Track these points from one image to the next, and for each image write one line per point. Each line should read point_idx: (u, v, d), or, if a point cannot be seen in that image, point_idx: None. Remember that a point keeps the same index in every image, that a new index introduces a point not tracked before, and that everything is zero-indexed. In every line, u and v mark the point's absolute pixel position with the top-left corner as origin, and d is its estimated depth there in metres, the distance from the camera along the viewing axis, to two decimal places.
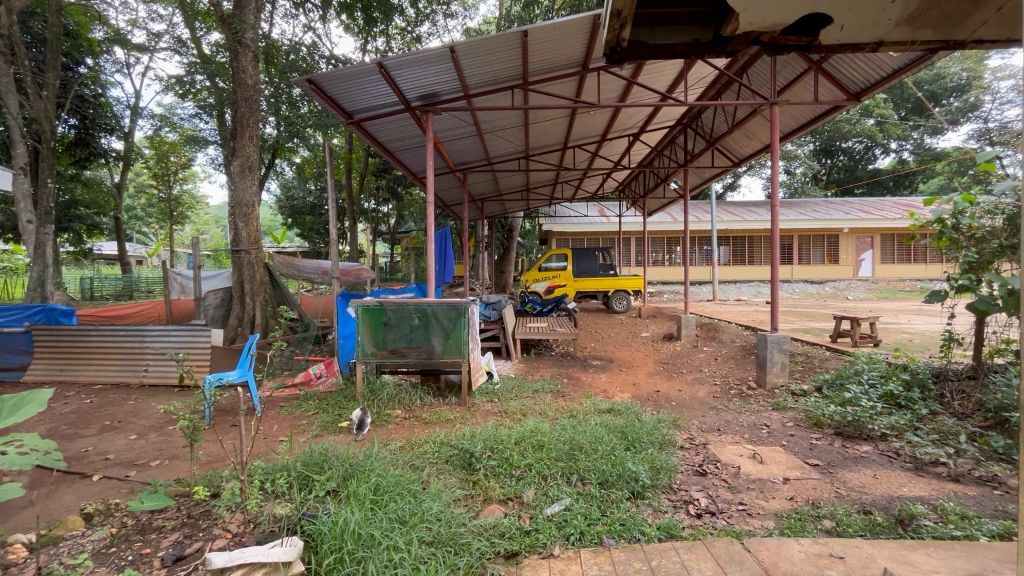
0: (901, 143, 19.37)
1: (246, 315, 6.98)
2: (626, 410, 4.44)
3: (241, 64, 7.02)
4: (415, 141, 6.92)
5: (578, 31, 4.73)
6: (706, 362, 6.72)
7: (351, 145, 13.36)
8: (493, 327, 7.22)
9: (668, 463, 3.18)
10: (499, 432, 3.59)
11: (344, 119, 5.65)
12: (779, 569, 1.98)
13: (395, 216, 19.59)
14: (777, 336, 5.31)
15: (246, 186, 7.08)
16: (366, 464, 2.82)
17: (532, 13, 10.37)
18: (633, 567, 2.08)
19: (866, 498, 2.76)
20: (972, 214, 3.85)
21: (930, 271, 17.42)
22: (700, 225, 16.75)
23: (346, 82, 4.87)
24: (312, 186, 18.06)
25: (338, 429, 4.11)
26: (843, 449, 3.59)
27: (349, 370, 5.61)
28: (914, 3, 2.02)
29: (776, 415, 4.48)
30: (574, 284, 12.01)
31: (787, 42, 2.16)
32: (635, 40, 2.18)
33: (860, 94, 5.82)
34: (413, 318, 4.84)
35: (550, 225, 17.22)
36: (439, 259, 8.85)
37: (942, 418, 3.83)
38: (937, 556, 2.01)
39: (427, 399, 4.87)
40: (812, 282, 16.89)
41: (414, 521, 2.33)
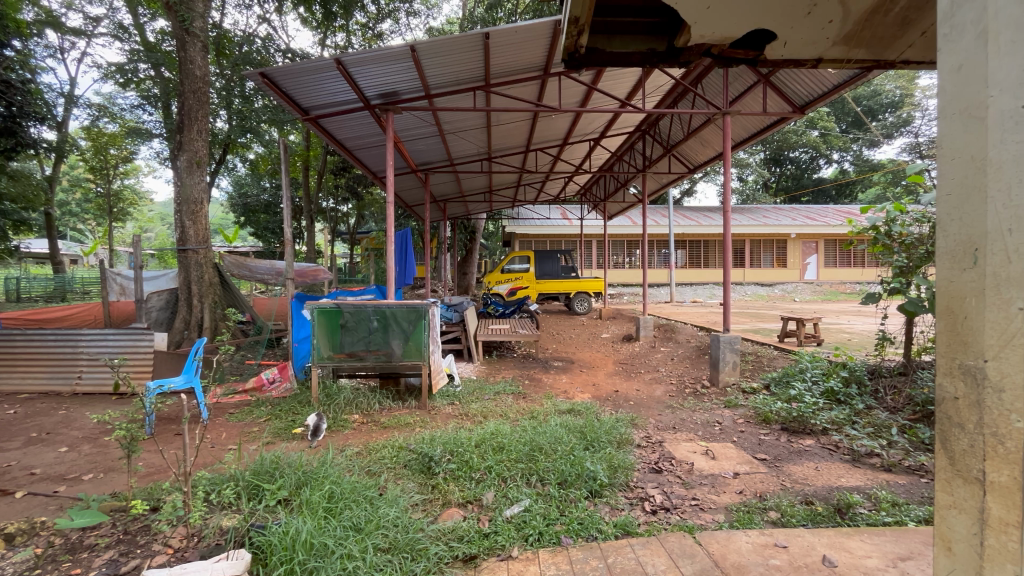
0: (842, 154, 20.67)
1: (194, 318, 6.62)
2: (586, 410, 4.51)
3: (188, 54, 6.68)
4: (375, 139, 6.79)
5: (540, 35, 4.77)
6: (663, 362, 6.93)
7: (309, 142, 12.98)
8: (455, 329, 7.18)
9: (625, 461, 3.25)
10: (459, 435, 3.56)
11: (299, 115, 5.47)
12: (728, 560, 2.06)
13: (355, 216, 19.12)
14: (729, 337, 5.53)
15: (194, 182, 6.73)
16: (321, 471, 2.74)
17: (496, 15, 10.42)
18: (590, 565, 2.11)
19: (808, 489, 2.92)
20: (902, 222, 4.16)
21: (866, 274, 18.73)
22: (658, 229, 17.27)
23: (301, 77, 4.71)
24: (267, 183, 17.39)
25: (292, 435, 3.96)
26: (788, 443, 3.78)
27: (304, 375, 5.43)
28: (849, 24, 2.16)
29: (728, 412, 4.67)
30: (536, 285, 12.10)
31: (735, 56, 2.26)
32: (594, 48, 2.21)
33: (804, 107, 6.15)
34: (372, 321, 4.74)
35: (513, 227, 17.32)
36: (400, 260, 8.67)
37: (876, 412, 4.09)
38: (870, 542, 2.15)
39: (386, 402, 4.78)
40: (762, 284, 17.77)
41: (370, 527, 2.28)
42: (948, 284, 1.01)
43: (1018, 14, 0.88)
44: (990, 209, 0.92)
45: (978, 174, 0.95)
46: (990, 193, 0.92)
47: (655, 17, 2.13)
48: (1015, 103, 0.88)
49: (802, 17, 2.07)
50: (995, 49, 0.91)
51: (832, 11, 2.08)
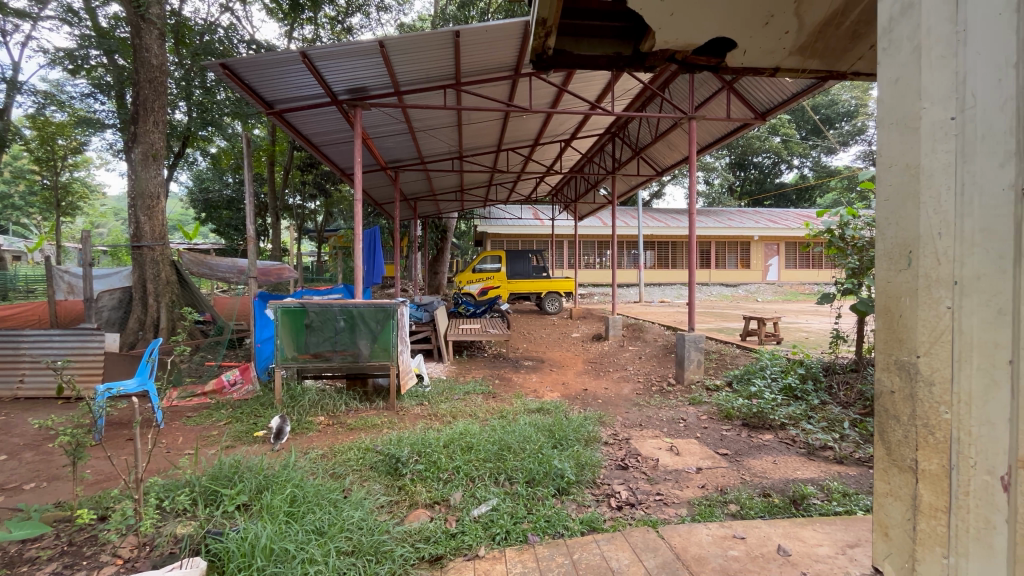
0: (802, 160, 21.54)
1: (149, 318, 6.33)
2: (555, 409, 4.55)
3: (144, 42, 6.38)
4: (343, 136, 6.66)
5: (510, 35, 4.77)
6: (631, 361, 7.06)
7: (274, 137, 12.62)
8: (425, 329, 7.13)
9: (593, 459, 3.31)
10: (427, 435, 3.54)
11: (263, 109, 5.32)
12: (688, 553, 2.11)
13: (322, 213, 18.68)
14: (693, 336, 5.68)
15: (150, 176, 6.43)
16: (283, 474, 2.68)
17: (468, 14, 10.39)
18: (556, 562, 2.13)
19: (766, 482, 3.03)
20: (854, 226, 4.39)
21: (823, 275, 19.62)
22: (627, 230, 17.58)
23: (265, 70, 4.58)
24: (229, 178, 16.80)
25: (253, 438, 3.85)
26: (748, 438, 3.91)
27: (267, 376, 5.30)
28: (804, 36, 2.25)
29: (692, 409, 4.79)
30: (508, 285, 12.12)
31: (698, 62, 2.33)
32: (561, 50, 2.23)
33: (765, 114, 6.36)
34: (338, 320, 4.65)
35: (485, 227, 17.31)
36: (368, 259, 8.50)
37: (830, 407, 4.28)
38: (823, 531, 2.25)
39: (352, 403, 4.70)
40: (727, 285, 18.34)
41: (333, 531, 2.24)
42: (887, 285, 1.02)
43: (948, 31, 0.88)
44: (923, 213, 0.93)
45: (913, 182, 0.95)
46: (922, 198, 0.93)
47: (621, 22, 2.17)
48: (945, 115, 0.88)
49: (760, 27, 2.14)
50: (929, 62, 0.90)
51: (788, 23, 2.16)
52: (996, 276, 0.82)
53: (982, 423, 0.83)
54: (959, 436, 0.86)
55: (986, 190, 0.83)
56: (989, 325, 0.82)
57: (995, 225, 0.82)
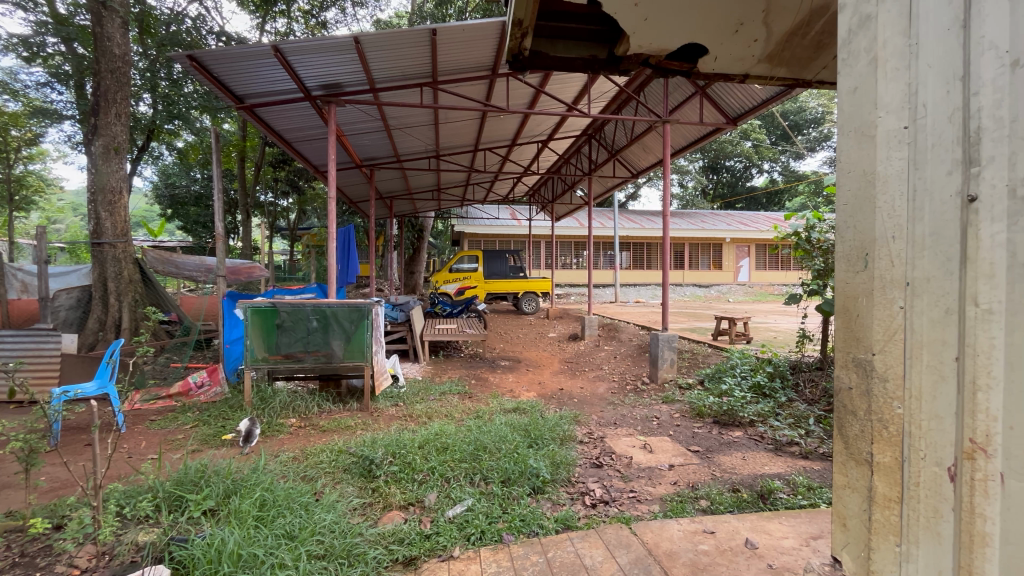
0: (772, 165, 22.18)
1: (110, 318, 6.07)
2: (531, 408, 4.57)
3: (105, 30, 6.12)
4: (317, 132, 6.54)
5: (487, 35, 4.76)
6: (606, 360, 7.14)
7: (244, 132, 12.28)
8: (400, 329, 7.06)
9: (568, 458, 3.33)
10: (402, 436, 3.51)
11: (232, 103, 5.18)
12: (660, 548, 2.15)
13: (294, 211, 18.29)
14: (667, 335, 5.78)
15: (112, 170, 6.17)
16: (252, 479, 2.61)
17: (445, 12, 10.35)
18: (530, 560, 2.13)
19: (735, 477, 3.12)
20: (820, 230, 4.55)
21: (791, 276, 20.27)
22: (603, 232, 17.78)
23: (236, 63, 4.45)
24: (197, 174, 16.26)
25: (221, 442, 3.74)
26: (719, 435, 4.01)
27: (236, 377, 5.15)
28: (771, 44, 2.32)
29: (665, 407, 4.88)
30: (484, 285, 12.10)
31: (671, 67, 2.39)
32: (538, 51, 2.25)
33: (736, 119, 6.53)
34: (311, 320, 4.56)
35: (462, 226, 17.25)
36: (342, 258, 8.33)
37: (797, 404, 4.43)
38: (787, 523, 2.33)
39: (325, 405, 4.61)
40: (700, 286, 18.75)
41: (304, 534, 2.20)
42: (844, 286, 1.04)
43: (901, 44, 0.90)
44: (877, 217, 0.95)
45: (868, 187, 0.97)
46: (877, 202, 0.95)
47: (597, 25, 2.19)
48: (898, 123, 0.91)
49: (730, 35, 2.20)
50: (884, 73, 0.93)
51: (757, 31, 2.22)
52: (944, 278, 0.84)
53: (932, 417, 0.86)
54: (911, 429, 0.89)
55: (936, 196, 0.86)
56: (937, 323, 0.85)
57: (943, 228, 0.84)
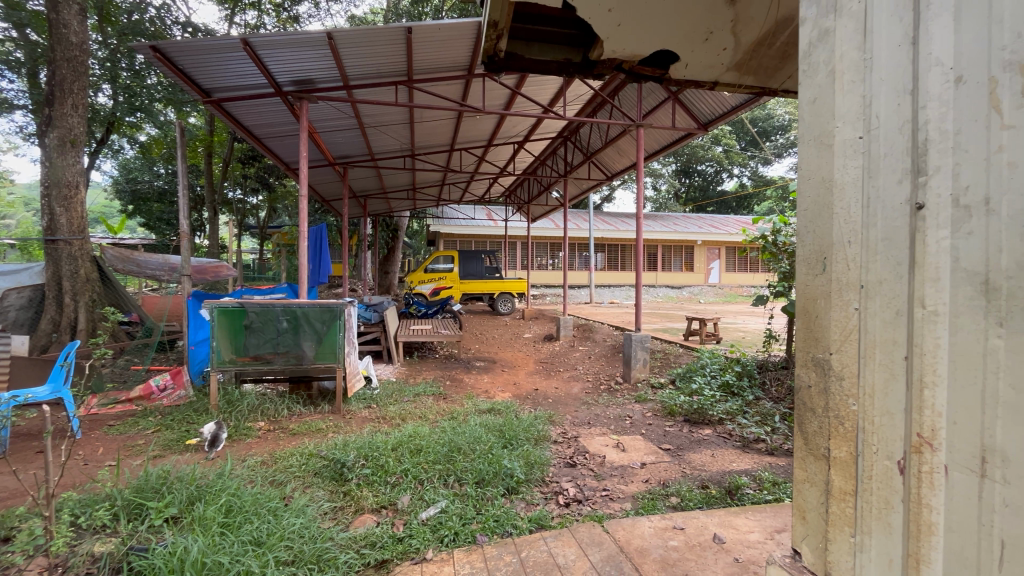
0: (742, 170, 22.79)
1: (65, 319, 5.78)
2: (505, 409, 4.57)
3: (61, 17, 5.84)
4: (288, 129, 6.39)
5: (464, 34, 4.73)
6: (581, 361, 7.22)
7: (212, 126, 11.91)
8: (374, 330, 6.96)
9: (542, 458, 3.34)
10: (374, 439, 3.46)
11: (198, 97, 5.03)
12: (632, 545, 2.19)
13: (265, 208, 17.84)
14: (640, 336, 5.88)
15: (68, 163, 5.87)
16: (217, 484, 2.53)
17: (421, 10, 10.29)
18: (504, 561, 2.14)
19: (705, 474, 3.20)
20: (786, 233, 4.71)
21: (758, 278, 20.93)
22: (578, 233, 17.96)
23: (202, 56, 4.32)
24: (161, 169, 15.67)
25: (185, 447, 3.61)
26: (689, 433, 4.11)
27: (202, 381, 5.00)
28: (740, 53, 2.39)
29: (638, 406, 4.97)
30: (460, 285, 12.05)
31: (643, 72, 2.44)
32: (513, 53, 2.26)
33: (707, 125, 6.69)
34: (281, 321, 4.45)
35: (438, 226, 17.14)
36: (314, 258, 8.15)
37: (763, 402, 4.58)
38: (754, 518, 2.40)
39: (295, 408, 4.52)
40: (673, 287, 19.15)
41: (272, 540, 2.15)
42: (805, 288, 1.08)
43: (856, 58, 0.94)
44: (835, 223, 0.99)
45: (826, 194, 1.01)
46: (834, 209, 0.99)
47: (572, 29, 2.21)
48: (854, 133, 0.95)
49: (700, 43, 2.26)
50: (841, 86, 0.97)
51: (726, 40, 2.28)
52: (895, 282, 0.88)
53: (884, 414, 0.89)
54: (865, 425, 0.93)
55: (887, 204, 0.90)
56: (888, 324, 0.89)
57: (893, 233, 0.88)
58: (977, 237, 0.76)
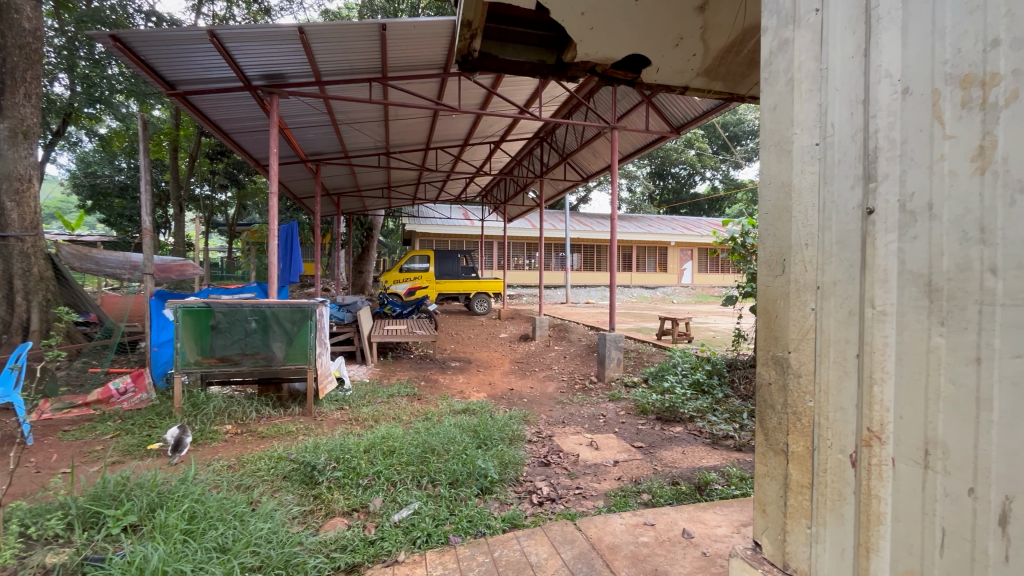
0: (713, 173, 23.31)
1: (16, 320, 5.45)
2: (480, 409, 4.57)
3: (13, 2, 5.56)
4: (257, 124, 6.22)
5: (439, 33, 4.70)
6: (556, 360, 7.27)
7: (177, 120, 11.50)
8: (347, 330, 6.86)
9: (516, 457, 3.35)
10: (346, 441, 3.41)
11: (162, 89, 4.86)
12: (603, 542, 2.22)
13: (234, 205, 17.33)
14: (614, 335, 5.95)
15: (19, 156, 5.58)
16: (180, 490, 2.45)
17: (397, 7, 10.18)
18: (476, 561, 2.13)
19: (674, 471, 3.27)
20: (754, 236, 4.85)
21: (728, 279, 21.51)
22: (554, 234, 18.06)
23: (166, 47, 4.17)
24: (122, 163, 15.04)
25: (146, 452, 3.48)
26: (661, 431, 4.19)
27: (165, 383, 4.82)
28: (709, 60, 2.46)
29: (611, 405, 5.03)
30: (436, 285, 11.97)
31: (616, 75, 2.48)
32: (486, 52, 2.26)
33: (679, 129, 6.84)
34: (249, 321, 4.33)
35: (413, 225, 16.98)
36: (284, 257, 7.96)
37: (732, 400, 4.70)
38: (721, 513, 2.46)
39: (264, 410, 4.41)
40: (647, 287, 19.47)
41: (238, 546, 2.09)
42: (765, 289, 1.11)
43: (814, 68, 0.99)
44: (794, 226, 1.03)
45: (785, 198, 1.05)
46: (793, 213, 1.03)
47: (545, 31, 2.23)
48: (811, 140, 0.99)
49: (671, 48, 2.30)
50: (799, 95, 1.01)
51: (695, 46, 2.33)
52: (848, 283, 0.92)
53: (837, 409, 0.93)
54: (820, 420, 0.96)
55: (840, 209, 0.94)
56: (841, 323, 0.93)
57: (847, 236, 0.92)
58: (922, 241, 0.80)
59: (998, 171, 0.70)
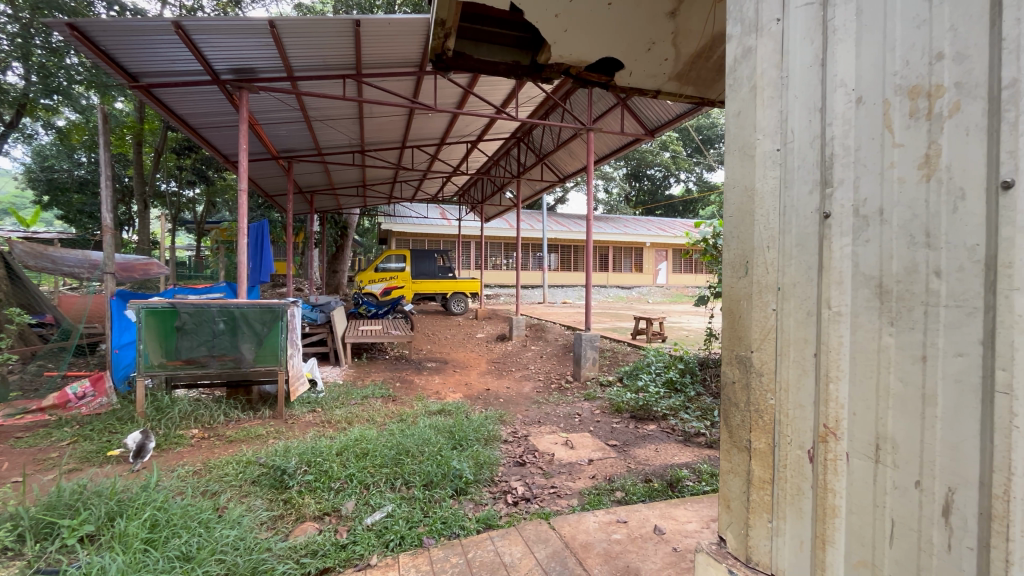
0: (688, 175, 23.74)
1: None
2: (456, 410, 4.55)
3: None
4: (226, 119, 6.05)
5: (414, 31, 4.66)
6: (532, 360, 7.29)
7: (141, 113, 11.08)
8: (321, 331, 6.73)
9: (491, 458, 3.35)
10: (318, 444, 3.35)
11: (125, 81, 4.68)
12: (576, 540, 2.24)
13: (202, 202, 16.80)
14: (589, 335, 6.01)
15: None
16: (142, 498, 2.37)
17: (372, 3, 10.04)
18: (449, 562, 2.12)
19: (648, 468, 3.32)
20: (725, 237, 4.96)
21: (701, 279, 22.00)
22: (531, 234, 18.12)
23: (128, 38, 4.02)
24: (82, 157, 14.39)
25: (105, 459, 3.35)
26: (635, 429, 4.25)
27: (127, 387, 4.63)
28: (680, 64, 2.51)
29: (587, 404, 5.08)
30: (412, 285, 11.86)
31: (590, 78, 2.50)
32: (460, 52, 2.24)
33: (654, 131, 6.95)
34: (217, 322, 4.21)
35: (389, 225, 16.78)
36: (255, 255, 7.75)
37: (703, 398, 4.79)
38: (692, 509, 2.51)
39: (233, 413, 4.28)
40: (622, 287, 19.73)
41: (202, 554, 2.03)
42: (729, 290, 1.14)
43: (775, 76, 1.02)
44: (755, 229, 1.05)
45: (748, 202, 1.07)
46: (755, 216, 1.05)
47: (520, 32, 2.24)
48: (772, 146, 1.02)
49: (643, 52, 2.34)
50: (761, 101, 1.04)
51: (667, 51, 2.37)
52: (806, 284, 0.95)
53: (796, 407, 0.96)
54: (780, 418, 0.99)
55: (799, 214, 0.97)
56: (800, 324, 0.96)
57: (806, 240, 0.95)
58: (873, 244, 0.83)
59: (942, 179, 0.74)
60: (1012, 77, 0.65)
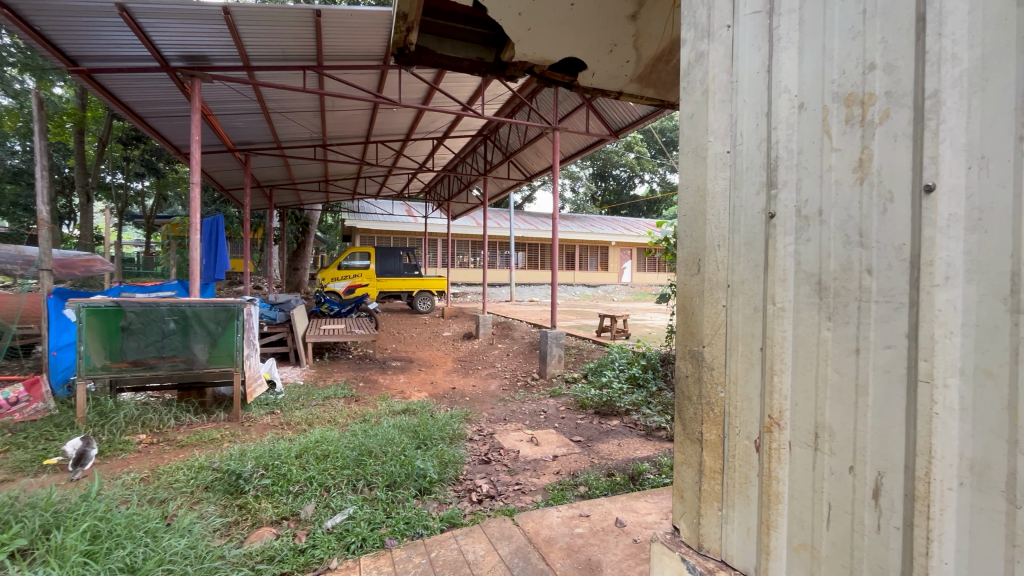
0: (651, 176, 24.28)
1: None
2: (421, 409, 4.50)
3: None
4: (176, 108, 5.76)
5: (377, 23, 4.56)
6: (498, 358, 7.30)
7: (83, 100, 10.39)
8: (279, 330, 6.50)
9: (455, 456, 3.33)
10: (275, 447, 3.24)
11: (63, 65, 4.38)
12: (540, 535, 2.26)
13: (152, 195, 15.94)
14: (556, 332, 6.06)
15: None
16: (82, 508, 2.23)
17: None
18: (412, 562, 2.10)
19: (610, 463, 3.39)
20: None
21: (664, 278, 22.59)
22: (498, 232, 18.12)
23: (66, 18, 3.76)
24: (15, 146, 13.38)
25: (41, 468, 3.13)
26: (599, 425, 4.32)
27: (66, 391, 4.37)
28: (641, 67, 2.55)
29: (552, 401, 5.13)
30: (376, 283, 11.65)
31: (553, 77, 2.53)
32: (423, 46, 2.22)
33: (617, 132, 7.07)
34: (167, 322, 4.02)
35: (353, 222, 16.41)
36: (209, 252, 7.42)
37: (664, 393, 4.92)
38: (652, 501, 2.57)
39: (184, 417, 4.09)
40: (588, 286, 20.01)
41: (148, 565, 1.93)
42: (683, 286, 1.17)
43: (726, 80, 1.05)
44: (708, 228, 1.09)
45: (700, 201, 1.11)
46: (708, 215, 1.08)
47: (484, 29, 2.24)
48: (723, 148, 1.06)
49: (605, 53, 2.37)
50: (713, 105, 1.08)
51: (628, 54, 2.41)
52: (753, 281, 0.99)
53: (744, 398, 1.00)
54: (728, 410, 1.04)
55: (747, 213, 1.01)
56: (748, 319, 1.00)
57: (752, 239, 0.99)
58: (813, 243, 0.88)
59: (873, 182, 0.78)
60: (934, 88, 0.71)
